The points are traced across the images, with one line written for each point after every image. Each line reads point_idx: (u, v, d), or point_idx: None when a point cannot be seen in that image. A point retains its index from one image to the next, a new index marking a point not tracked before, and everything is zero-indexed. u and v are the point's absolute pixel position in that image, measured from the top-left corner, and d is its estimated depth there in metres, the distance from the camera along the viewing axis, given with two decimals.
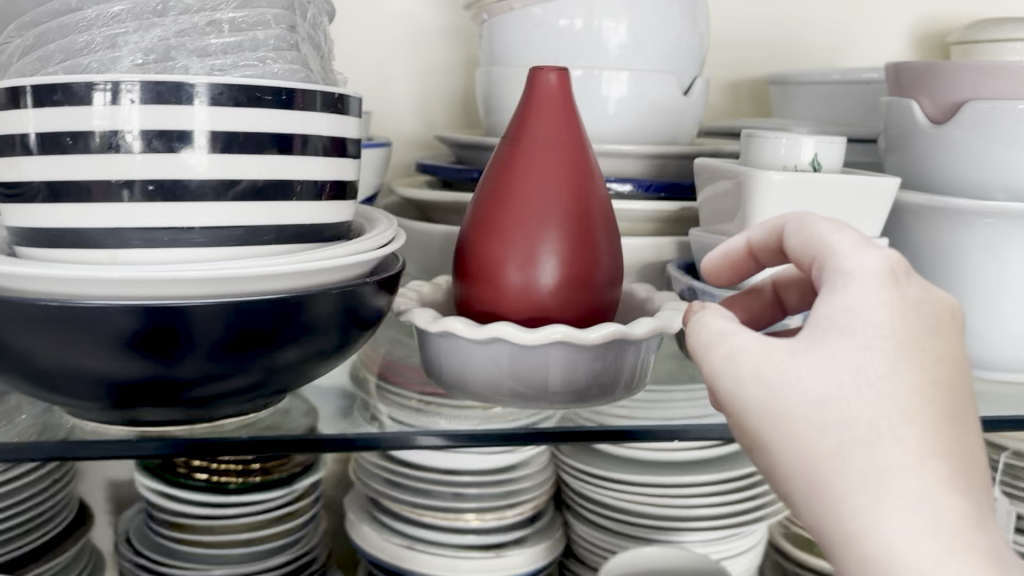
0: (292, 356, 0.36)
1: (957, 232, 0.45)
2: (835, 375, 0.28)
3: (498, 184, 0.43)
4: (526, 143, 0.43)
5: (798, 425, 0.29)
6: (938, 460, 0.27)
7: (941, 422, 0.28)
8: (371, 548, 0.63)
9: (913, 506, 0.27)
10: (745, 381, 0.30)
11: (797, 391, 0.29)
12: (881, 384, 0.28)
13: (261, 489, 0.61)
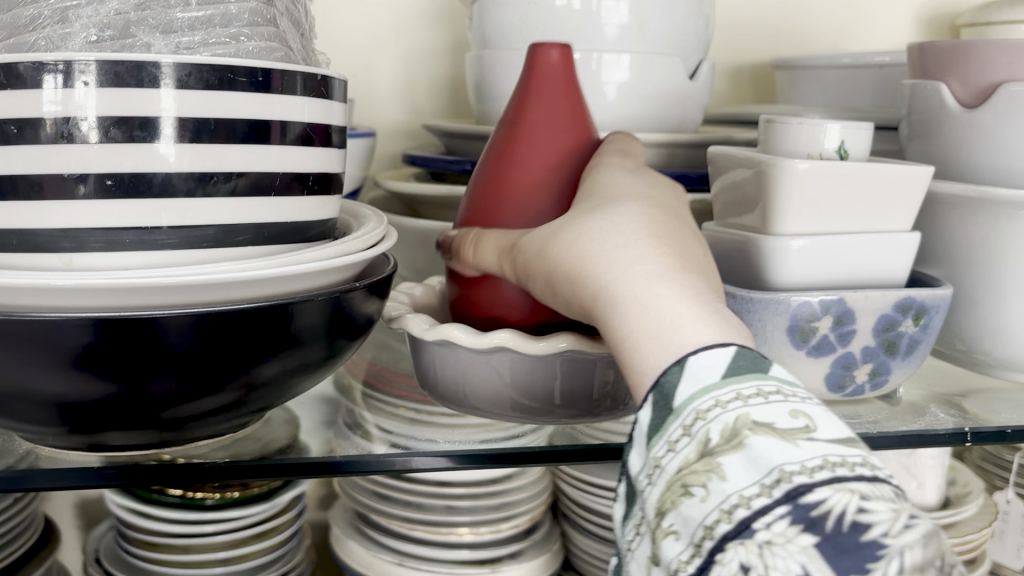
0: (273, 372, 0.32)
1: (994, 225, 0.41)
2: (583, 213, 0.34)
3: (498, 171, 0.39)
4: (529, 127, 0.39)
5: (557, 247, 0.33)
6: (658, 242, 0.32)
7: (669, 232, 0.33)
8: (358, 564, 0.60)
9: (641, 271, 0.31)
10: (531, 242, 0.35)
11: (558, 228, 0.34)
12: (617, 209, 0.33)
13: (240, 504, 0.57)
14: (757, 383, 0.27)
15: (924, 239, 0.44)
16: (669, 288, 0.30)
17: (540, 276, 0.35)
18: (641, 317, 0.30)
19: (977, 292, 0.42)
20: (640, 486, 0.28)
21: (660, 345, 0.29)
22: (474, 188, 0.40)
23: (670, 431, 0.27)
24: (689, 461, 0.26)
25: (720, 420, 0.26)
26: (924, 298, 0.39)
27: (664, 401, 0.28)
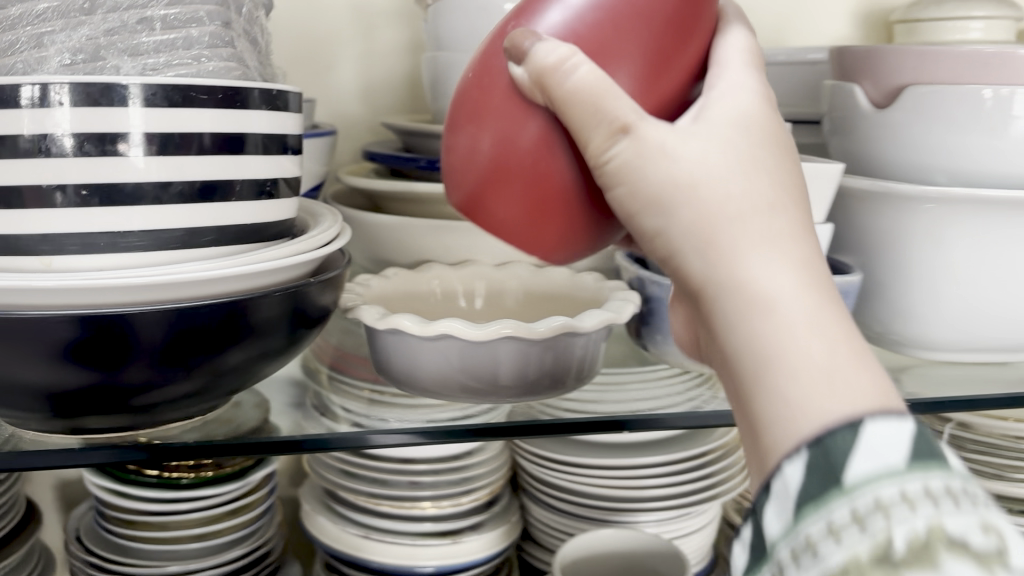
0: (236, 360, 0.35)
1: (899, 216, 0.45)
2: (727, 164, 0.28)
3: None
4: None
5: (700, 205, 0.28)
6: (808, 268, 0.28)
7: (812, 248, 0.29)
8: (327, 538, 0.63)
9: (796, 304, 0.27)
10: (649, 152, 0.28)
11: (701, 165, 0.28)
12: (765, 191, 0.29)
13: (213, 483, 0.61)
14: (943, 479, 0.25)
15: (840, 228, 0.49)
16: (830, 346, 0.27)
17: (659, 228, 0.29)
18: (793, 352, 0.27)
19: (885, 277, 0.47)
20: (778, 555, 0.26)
21: (816, 395, 0.26)
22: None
23: (834, 511, 0.25)
24: (861, 561, 0.24)
25: (908, 524, 0.24)
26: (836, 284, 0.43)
27: (826, 467, 0.25)
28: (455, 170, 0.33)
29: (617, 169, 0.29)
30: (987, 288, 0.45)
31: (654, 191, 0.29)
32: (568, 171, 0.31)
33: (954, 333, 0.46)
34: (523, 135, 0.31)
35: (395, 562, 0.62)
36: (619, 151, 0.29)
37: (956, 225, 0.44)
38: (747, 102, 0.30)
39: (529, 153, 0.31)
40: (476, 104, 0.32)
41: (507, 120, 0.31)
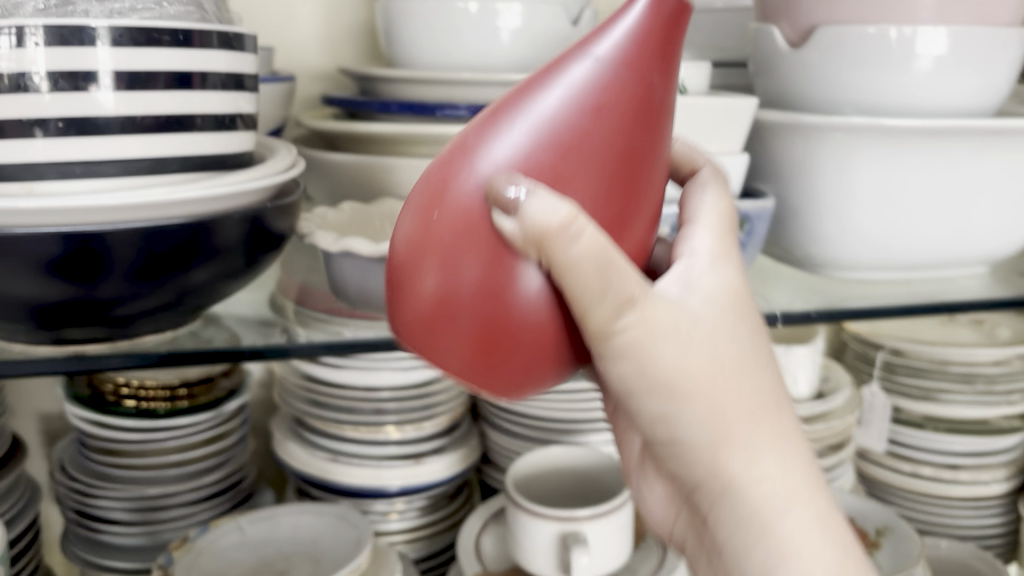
0: (203, 277, 0.39)
1: (809, 145, 0.49)
2: (725, 355, 0.32)
3: (557, 131, 0.29)
4: (619, 92, 0.29)
5: (710, 416, 0.32)
6: (793, 458, 0.35)
7: (789, 422, 0.35)
8: (298, 463, 0.68)
9: (789, 503, 0.35)
10: (655, 354, 0.30)
11: (697, 357, 0.31)
12: (760, 388, 0.34)
13: (188, 412, 0.65)
14: None
15: (757, 159, 0.52)
16: (814, 534, 0.36)
17: (657, 414, 0.33)
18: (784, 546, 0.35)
19: (799, 204, 0.51)
20: None
21: None
22: (502, 131, 0.30)
23: None
24: None
25: None
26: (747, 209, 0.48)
27: None
28: (412, 310, 0.31)
29: (620, 348, 0.30)
30: (896, 219, 0.49)
31: (655, 376, 0.31)
32: (530, 315, 0.30)
33: (865, 252, 0.51)
34: (461, 280, 0.30)
35: (364, 483, 0.67)
36: (617, 335, 0.30)
37: (862, 153, 0.48)
38: (722, 279, 0.32)
39: (507, 296, 0.30)
40: (440, 244, 0.30)
41: (475, 262, 0.30)
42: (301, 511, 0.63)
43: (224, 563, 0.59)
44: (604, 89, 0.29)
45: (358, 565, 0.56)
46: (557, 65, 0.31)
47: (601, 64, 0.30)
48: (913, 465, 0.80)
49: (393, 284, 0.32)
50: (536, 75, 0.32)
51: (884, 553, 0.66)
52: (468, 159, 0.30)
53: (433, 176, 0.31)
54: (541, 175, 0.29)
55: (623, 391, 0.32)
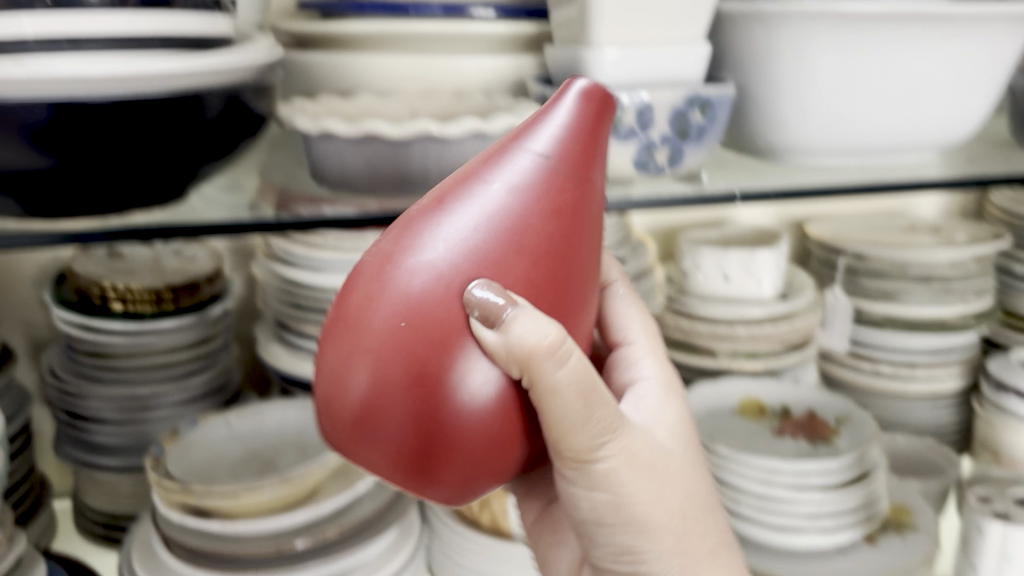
0: (186, 152, 0.42)
1: (768, 32, 0.51)
2: (677, 489, 0.42)
3: (502, 231, 0.33)
4: (558, 186, 0.34)
5: (669, 526, 0.42)
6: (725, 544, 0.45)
7: None
8: (281, 365, 0.71)
9: None
10: (624, 501, 0.40)
11: (658, 494, 0.41)
12: (704, 538, 0.44)
13: (173, 315, 0.68)
14: None
15: (718, 49, 0.54)
16: None
17: (619, 542, 0.42)
18: None
19: (759, 90, 0.53)
20: None
21: None
22: (446, 223, 0.33)
23: None
24: None
25: None
26: (709, 94, 0.49)
27: None
28: (347, 404, 0.33)
29: (598, 482, 0.38)
30: (858, 99, 0.52)
31: (628, 511, 0.40)
32: (461, 422, 0.32)
33: (822, 137, 0.53)
34: (388, 382, 0.32)
35: None
36: (595, 468, 0.38)
37: (818, 38, 0.50)
38: (664, 417, 0.43)
39: (450, 397, 0.32)
40: (385, 344, 0.32)
41: (404, 365, 0.32)
42: (287, 407, 0.66)
43: (214, 454, 0.62)
44: (553, 188, 0.34)
45: None
46: (490, 160, 0.35)
47: (540, 160, 0.34)
48: (873, 365, 0.83)
49: (324, 378, 0.33)
50: (472, 166, 0.35)
51: (841, 438, 0.69)
52: (405, 252, 0.33)
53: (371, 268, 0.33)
54: (492, 269, 0.32)
55: (597, 518, 0.41)
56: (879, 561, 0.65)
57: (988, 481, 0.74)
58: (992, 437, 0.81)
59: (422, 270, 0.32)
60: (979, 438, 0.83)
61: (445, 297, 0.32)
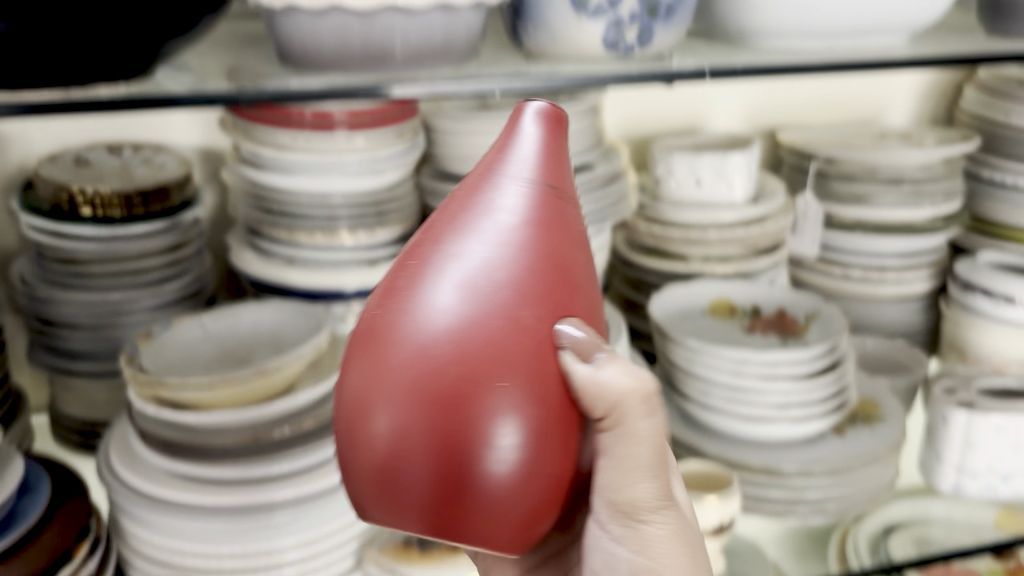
0: (149, 21, 0.41)
1: None
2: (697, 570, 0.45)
3: (510, 262, 0.35)
4: (550, 212, 0.37)
5: None
6: None
7: None
8: (254, 271, 0.71)
9: None
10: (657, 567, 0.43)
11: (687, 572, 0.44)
12: None
13: (144, 221, 0.67)
14: None
15: None
16: None
17: None
18: None
19: None
20: None
21: None
22: (449, 256, 0.35)
23: None
24: None
25: None
26: None
27: None
28: (374, 456, 0.34)
29: (638, 548, 0.42)
30: None
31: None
32: (483, 476, 0.34)
33: (789, 18, 0.53)
34: (413, 434, 0.33)
35: (319, 285, 0.70)
36: (640, 529, 0.41)
37: None
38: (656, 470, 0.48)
39: (481, 437, 0.34)
40: (410, 390, 0.34)
41: (426, 418, 0.33)
42: (263, 309, 0.65)
43: (189, 353, 0.62)
44: (554, 223, 0.37)
45: (318, 343, 0.60)
46: (476, 189, 0.37)
47: (526, 186, 0.37)
48: (843, 268, 0.84)
49: (346, 432, 0.35)
50: (462, 199, 0.37)
51: (812, 332, 0.71)
52: (425, 291, 0.35)
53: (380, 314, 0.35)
54: (512, 307, 0.34)
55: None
56: (848, 450, 0.67)
57: (954, 375, 0.75)
58: (959, 337, 0.82)
59: (435, 308, 0.34)
60: (946, 340, 0.84)
61: (464, 330, 0.34)
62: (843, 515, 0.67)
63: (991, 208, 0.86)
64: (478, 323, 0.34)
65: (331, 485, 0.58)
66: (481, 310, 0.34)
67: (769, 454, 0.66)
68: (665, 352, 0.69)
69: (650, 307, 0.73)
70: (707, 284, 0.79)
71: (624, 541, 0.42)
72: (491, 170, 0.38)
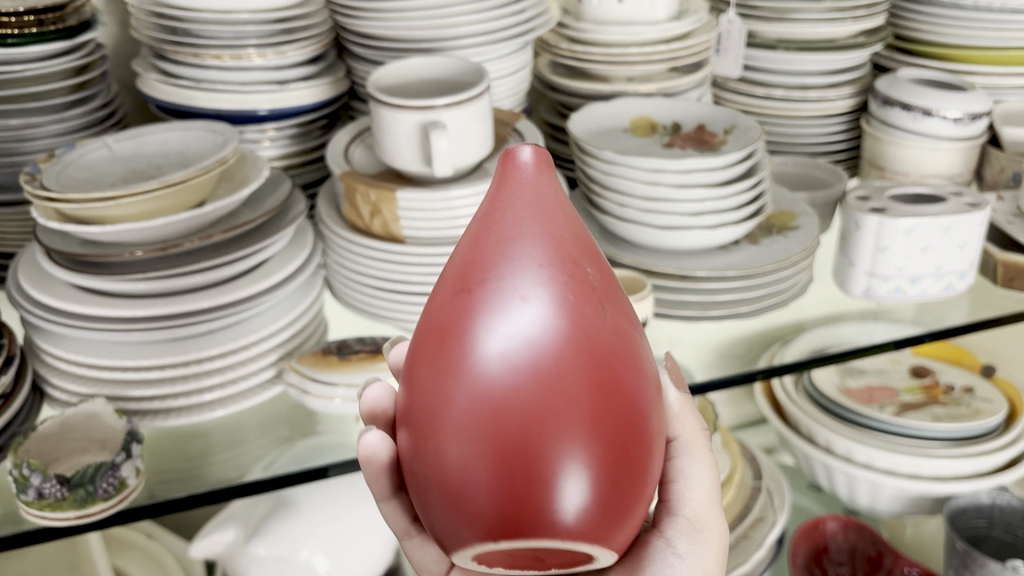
0: None
1: None
2: None
3: (556, 294, 0.32)
4: (577, 239, 0.34)
5: None
6: None
7: None
8: (160, 96, 0.68)
9: None
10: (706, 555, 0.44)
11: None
12: None
13: (40, 42, 0.64)
14: None
15: None
16: None
17: None
18: None
19: None
20: None
21: None
22: (491, 292, 0.32)
23: None
24: None
25: None
26: None
27: None
28: (444, 486, 0.32)
29: (696, 563, 0.43)
30: None
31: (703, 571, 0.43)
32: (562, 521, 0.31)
33: None
34: (478, 472, 0.31)
35: (228, 109, 0.67)
36: (697, 536, 0.44)
37: None
38: None
39: (551, 481, 0.31)
40: (480, 435, 0.31)
41: (489, 460, 0.31)
42: (168, 130, 0.65)
43: (95, 175, 0.60)
44: (587, 253, 0.34)
45: (224, 157, 0.58)
46: (498, 217, 0.34)
47: (549, 215, 0.34)
48: (766, 89, 0.83)
49: (417, 460, 0.33)
50: (483, 226, 0.35)
51: (729, 145, 0.71)
52: (475, 328, 0.32)
53: (431, 353, 0.33)
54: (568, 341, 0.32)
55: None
56: (762, 254, 0.69)
57: (869, 186, 0.76)
58: (879, 154, 0.83)
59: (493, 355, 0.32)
60: (865, 158, 0.84)
61: (526, 376, 0.31)
62: (757, 320, 0.69)
63: (913, 26, 0.85)
64: (541, 367, 0.31)
65: (245, 296, 0.59)
66: (541, 355, 0.31)
67: (681, 262, 0.69)
68: (582, 166, 0.70)
69: (568, 124, 0.73)
70: (628, 103, 0.77)
71: (688, 554, 0.43)
72: (510, 200, 0.35)
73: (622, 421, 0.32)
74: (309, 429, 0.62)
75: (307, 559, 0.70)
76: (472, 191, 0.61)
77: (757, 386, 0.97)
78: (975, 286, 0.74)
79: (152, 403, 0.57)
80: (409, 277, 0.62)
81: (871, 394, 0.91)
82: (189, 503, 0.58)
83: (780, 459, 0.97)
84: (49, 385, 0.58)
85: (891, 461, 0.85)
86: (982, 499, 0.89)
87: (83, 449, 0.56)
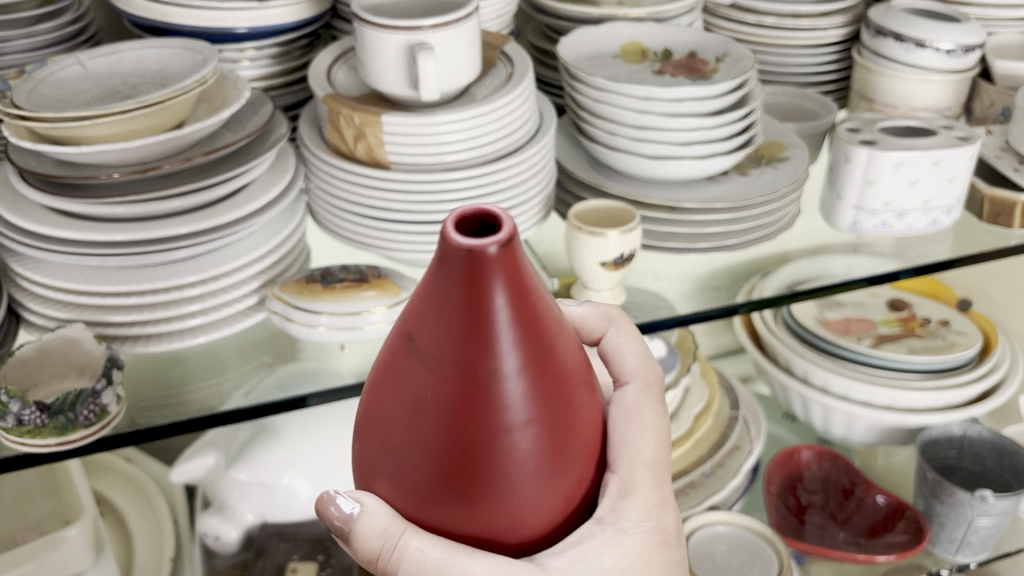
0: None
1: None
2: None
3: (411, 444, 0.35)
4: (429, 385, 0.34)
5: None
6: None
7: None
8: (134, 10, 0.65)
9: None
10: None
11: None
12: None
13: None
14: None
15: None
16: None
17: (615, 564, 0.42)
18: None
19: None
20: None
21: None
22: (373, 444, 0.36)
23: None
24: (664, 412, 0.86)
25: None
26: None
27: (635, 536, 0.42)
28: None
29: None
30: None
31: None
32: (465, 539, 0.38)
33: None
34: None
35: (205, 26, 0.64)
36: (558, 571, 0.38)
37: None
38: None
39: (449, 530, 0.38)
40: (370, 471, 0.37)
41: None
42: (143, 47, 0.63)
43: (68, 94, 0.58)
44: (435, 399, 0.34)
45: (203, 77, 0.56)
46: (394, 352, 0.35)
47: (417, 366, 0.34)
48: (758, 17, 0.81)
49: None
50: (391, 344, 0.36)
51: (721, 73, 0.70)
52: (366, 455, 0.37)
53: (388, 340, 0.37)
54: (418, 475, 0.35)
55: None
56: (750, 186, 0.69)
57: (858, 118, 0.75)
58: (869, 86, 0.81)
59: (385, 405, 0.35)
60: (855, 89, 0.83)
61: (370, 454, 0.37)
62: (742, 252, 0.69)
63: None
64: (384, 466, 0.36)
65: (227, 221, 0.58)
66: (387, 456, 0.36)
67: (669, 193, 0.68)
68: (572, 92, 0.68)
69: (559, 48, 0.71)
70: (618, 28, 0.75)
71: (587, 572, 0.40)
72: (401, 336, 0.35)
73: (454, 523, 0.36)
74: (289, 355, 0.62)
75: (288, 485, 0.70)
76: (459, 116, 0.59)
77: (736, 318, 0.97)
78: (960, 220, 0.74)
79: (131, 329, 0.56)
80: (394, 202, 0.61)
81: (849, 325, 0.91)
82: (170, 430, 0.57)
83: (757, 389, 0.98)
84: (26, 310, 0.57)
85: (867, 392, 0.86)
86: (953, 431, 0.91)
87: (62, 374, 0.55)
